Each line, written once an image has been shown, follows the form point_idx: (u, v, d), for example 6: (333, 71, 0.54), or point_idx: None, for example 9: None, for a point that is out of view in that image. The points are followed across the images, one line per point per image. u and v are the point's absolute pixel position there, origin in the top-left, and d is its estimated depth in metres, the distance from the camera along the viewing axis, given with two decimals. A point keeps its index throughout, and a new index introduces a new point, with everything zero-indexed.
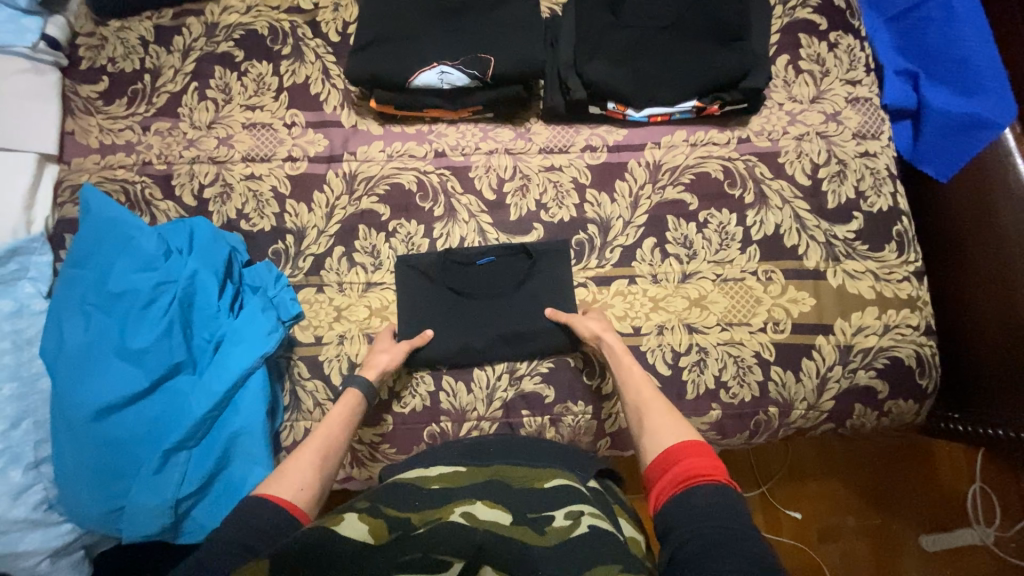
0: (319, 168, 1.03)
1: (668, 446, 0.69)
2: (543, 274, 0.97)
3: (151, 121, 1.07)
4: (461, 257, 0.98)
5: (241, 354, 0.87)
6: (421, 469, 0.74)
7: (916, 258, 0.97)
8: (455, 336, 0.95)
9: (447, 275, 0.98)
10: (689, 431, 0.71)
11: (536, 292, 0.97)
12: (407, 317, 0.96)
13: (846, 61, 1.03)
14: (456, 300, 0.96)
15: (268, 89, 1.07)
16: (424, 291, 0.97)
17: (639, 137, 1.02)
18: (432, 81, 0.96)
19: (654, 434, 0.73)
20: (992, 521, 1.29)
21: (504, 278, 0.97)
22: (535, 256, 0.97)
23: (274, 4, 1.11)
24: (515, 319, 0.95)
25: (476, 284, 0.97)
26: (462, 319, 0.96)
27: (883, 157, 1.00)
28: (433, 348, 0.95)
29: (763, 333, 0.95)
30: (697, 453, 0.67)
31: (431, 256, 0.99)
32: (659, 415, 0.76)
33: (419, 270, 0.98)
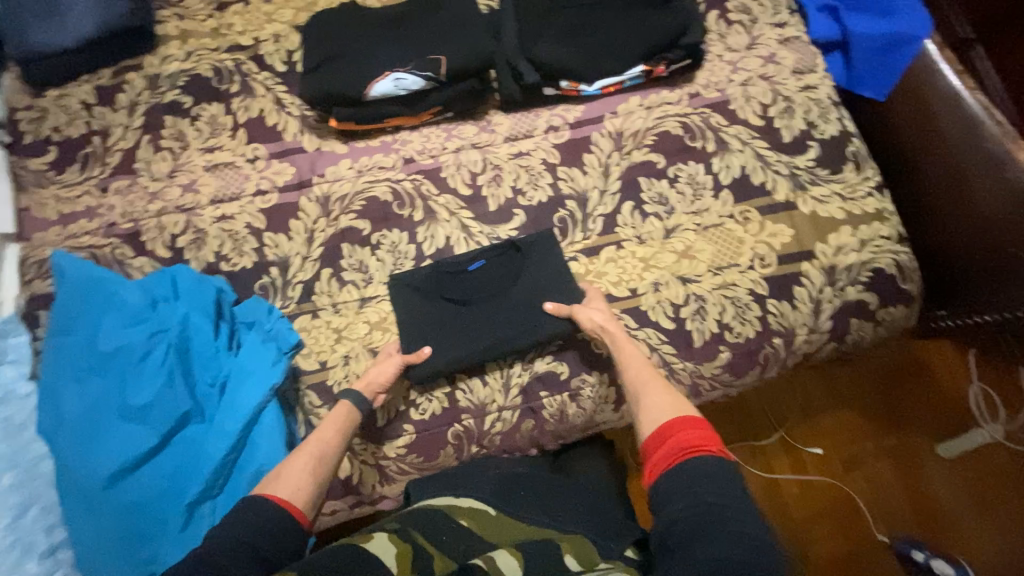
0: (291, 197, 1.03)
1: (665, 420, 0.71)
2: (532, 262, 0.98)
3: (109, 181, 1.05)
4: (451, 267, 0.98)
5: (248, 391, 0.84)
6: (449, 496, 0.76)
7: (874, 173, 1.03)
8: (457, 347, 0.94)
9: (440, 287, 0.97)
10: (689, 407, 0.73)
11: (529, 290, 0.97)
12: (408, 331, 0.95)
13: (770, 7, 1.10)
14: (453, 309, 0.96)
15: (224, 128, 1.06)
16: (419, 307, 0.97)
17: (597, 110, 1.05)
18: (387, 89, 0.96)
19: (652, 409, 0.74)
20: (997, 416, 1.35)
21: (499, 279, 0.98)
22: (522, 249, 0.98)
23: (214, 46, 1.11)
24: (513, 318, 0.95)
25: (469, 290, 0.97)
26: (461, 325, 0.95)
27: (823, 87, 1.06)
28: (434, 359, 0.93)
29: (753, 270, 0.98)
30: (696, 426, 0.69)
31: (422, 271, 0.98)
32: (655, 392, 0.77)
33: (411, 288, 0.98)
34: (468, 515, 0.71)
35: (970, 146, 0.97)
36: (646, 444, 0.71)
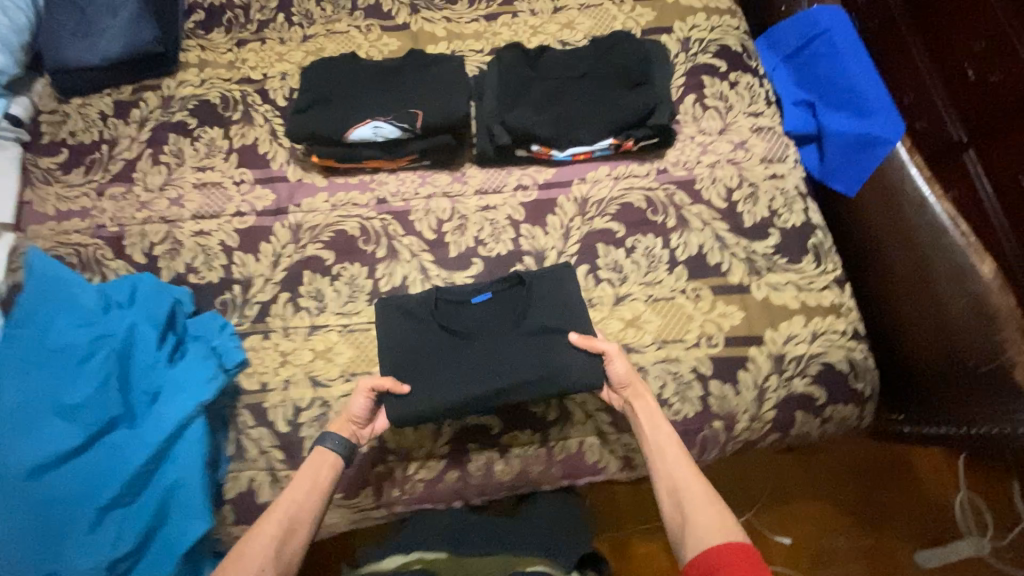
0: (266, 221, 1.09)
1: (711, 545, 0.73)
2: (541, 294, 0.96)
3: (107, 187, 1.13)
4: (454, 299, 0.98)
5: (178, 403, 0.87)
6: (403, 553, 0.90)
7: (833, 267, 1.03)
8: (453, 385, 0.89)
9: (439, 315, 0.95)
10: (733, 525, 0.75)
11: (540, 327, 0.92)
12: (391, 362, 0.92)
13: (746, 96, 1.15)
14: (452, 342, 0.93)
15: (219, 151, 1.14)
16: (413, 335, 0.94)
17: (566, 174, 1.10)
18: (366, 135, 1.02)
19: (698, 526, 0.75)
20: (985, 529, 1.26)
21: (504, 313, 0.96)
22: (530, 281, 0.97)
23: (227, 77, 1.21)
24: (521, 356, 0.90)
25: (471, 325, 0.95)
26: (463, 363, 0.91)
27: (791, 178, 1.09)
28: (416, 397, 0.89)
29: (698, 348, 0.98)
30: (739, 559, 0.71)
31: (418, 297, 0.97)
32: (699, 505, 0.77)
33: (402, 312, 0.95)
34: (421, 561, 0.89)
35: (937, 249, 0.96)
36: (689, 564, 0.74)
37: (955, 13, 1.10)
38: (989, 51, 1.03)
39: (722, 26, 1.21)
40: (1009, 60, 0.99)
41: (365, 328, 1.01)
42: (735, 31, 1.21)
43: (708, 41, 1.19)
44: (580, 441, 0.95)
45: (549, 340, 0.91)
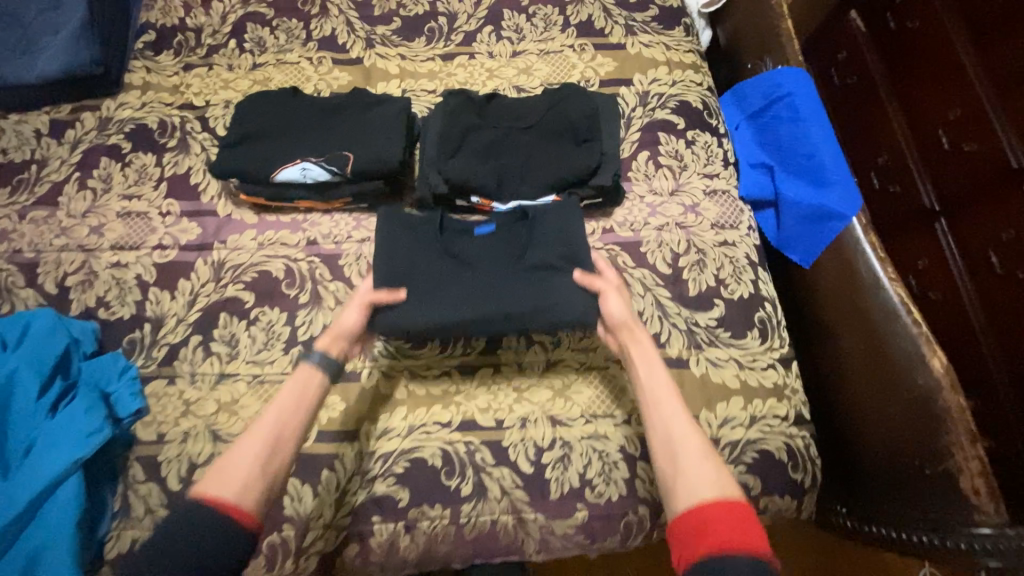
0: (188, 256, 1.03)
1: (708, 498, 0.65)
2: (546, 227, 0.93)
3: (29, 210, 1.08)
4: (457, 226, 0.96)
5: (54, 458, 0.80)
6: None
7: (779, 344, 0.98)
8: (447, 307, 0.87)
9: (442, 238, 0.93)
10: (734, 486, 0.66)
11: (543, 261, 0.90)
12: (385, 272, 0.88)
13: (702, 156, 1.11)
14: (451, 263, 0.90)
15: (150, 179, 1.09)
16: (413, 249, 0.91)
17: None
18: (294, 176, 0.97)
19: (692, 479, 0.67)
20: None
21: (507, 244, 0.93)
22: (537, 214, 0.94)
23: (168, 101, 1.17)
24: (518, 290, 0.88)
25: (474, 251, 0.92)
26: (461, 285, 0.89)
27: (742, 246, 1.04)
28: (410, 312, 0.87)
29: (628, 426, 0.92)
30: (740, 518, 0.62)
31: (422, 216, 0.95)
32: (695, 457, 0.70)
33: (405, 228, 0.93)
34: None
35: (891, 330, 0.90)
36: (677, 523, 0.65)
37: (931, 81, 1.07)
38: (965, 121, 0.99)
39: (684, 81, 1.17)
40: (984, 133, 0.96)
41: (277, 380, 0.95)
42: (697, 87, 1.17)
43: (668, 96, 1.16)
44: (493, 521, 0.88)
45: (548, 278, 0.89)
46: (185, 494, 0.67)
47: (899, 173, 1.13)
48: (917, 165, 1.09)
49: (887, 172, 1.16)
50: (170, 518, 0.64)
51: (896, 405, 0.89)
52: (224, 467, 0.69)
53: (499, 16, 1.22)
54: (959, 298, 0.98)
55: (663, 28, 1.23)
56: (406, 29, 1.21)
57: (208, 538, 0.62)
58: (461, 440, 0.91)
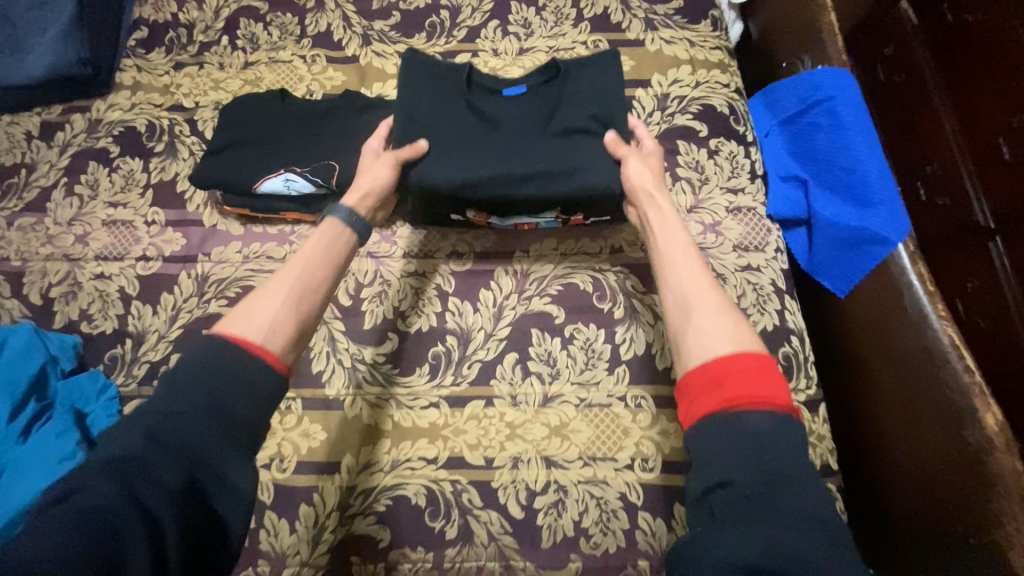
0: (172, 268, 0.99)
1: (729, 351, 0.64)
2: (574, 91, 0.90)
3: (17, 216, 1.05)
4: (486, 86, 0.94)
5: (25, 484, 0.77)
6: None
7: (805, 385, 0.88)
8: (469, 159, 0.85)
9: (469, 96, 0.91)
10: (753, 339, 0.66)
11: (570, 124, 0.87)
12: (411, 120, 0.87)
13: (727, 168, 1.00)
14: (475, 120, 0.89)
15: (136, 185, 1.05)
16: (440, 102, 0.89)
17: (508, 245, 0.98)
18: (277, 187, 0.91)
19: (710, 332, 0.67)
20: None
21: (534, 108, 0.92)
22: (566, 78, 0.92)
23: (158, 102, 1.12)
24: (545, 152, 0.86)
25: (500, 112, 0.91)
26: (486, 142, 0.87)
27: (768, 271, 0.93)
28: (433, 158, 0.85)
29: (630, 471, 0.84)
30: (759, 367, 0.62)
31: (451, 70, 0.92)
32: (713, 312, 0.70)
33: (432, 82, 0.91)
34: None
35: (932, 370, 0.78)
36: (692, 375, 0.65)
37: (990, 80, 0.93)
38: None
39: (708, 82, 1.05)
40: None
41: None
42: (724, 89, 1.05)
43: (690, 99, 1.04)
44: (478, 568, 0.82)
45: (574, 145, 0.87)
46: (204, 334, 0.66)
47: (950, 184, 0.98)
48: (971, 176, 0.95)
49: (935, 182, 1.01)
50: (189, 351, 0.64)
51: (939, 459, 0.77)
52: (246, 312, 0.69)
53: (505, 10, 1.12)
54: (1014, 334, 0.84)
55: (688, 22, 1.10)
56: (405, 25, 1.13)
57: (235, 370, 0.63)
58: (447, 479, 0.85)
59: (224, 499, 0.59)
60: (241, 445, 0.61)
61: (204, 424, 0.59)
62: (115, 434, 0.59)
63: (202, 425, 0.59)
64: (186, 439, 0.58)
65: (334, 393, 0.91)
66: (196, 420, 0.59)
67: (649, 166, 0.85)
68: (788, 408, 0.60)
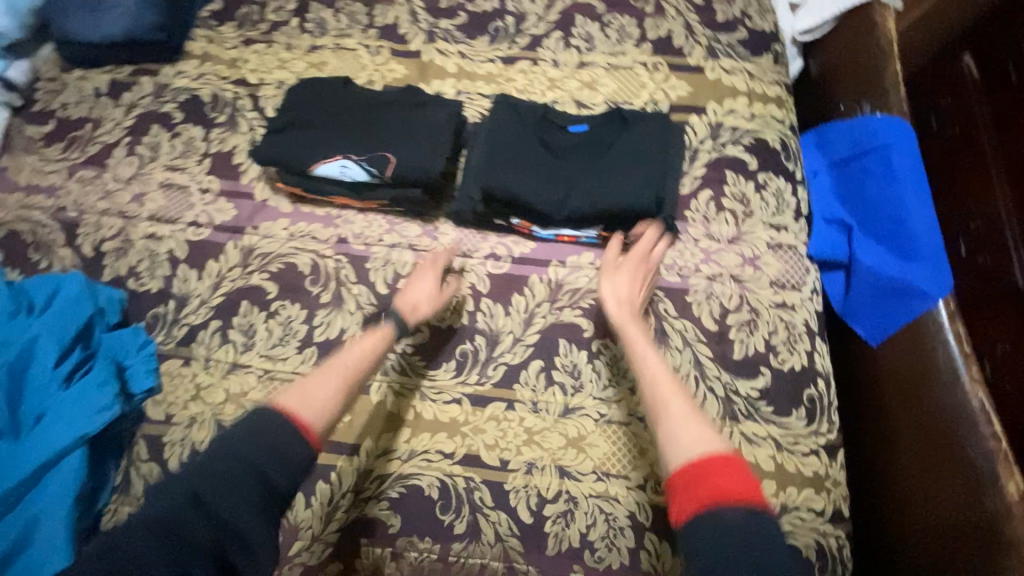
0: (220, 237, 1.02)
1: (695, 455, 0.65)
2: (638, 131, 0.95)
3: (79, 168, 1.10)
4: (557, 119, 0.99)
5: (63, 430, 0.82)
6: None
7: (827, 429, 0.87)
8: (533, 183, 0.91)
9: (541, 128, 0.97)
10: (721, 441, 0.67)
11: (629, 160, 0.93)
12: (487, 144, 0.94)
13: (772, 204, 1.00)
14: (542, 148, 0.95)
15: (195, 152, 1.09)
16: (514, 129, 0.96)
17: (545, 253, 0.99)
18: (333, 172, 0.94)
19: (677, 437, 0.68)
20: None
21: (599, 141, 0.96)
22: (632, 121, 0.97)
23: (223, 75, 1.15)
24: (603, 183, 0.91)
25: (568, 142, 0.96)
26: (549, 168, 0.93)
27: (801, 310, 0.93)
28: (499, 177, 0.92)
29: (642, 492, 0.85)
30: (730, 470, 0.63)
31: (529, 104, 1.00)
32: (680, 416, 0.71)
33: (513, 112, 0.98)
34: None
35: (957, 430, 0.78)
36: (672, 479, 0.65)
37: None
38: None
39: (763, 116, 1.06)
40: None
41: (286, 379, 0.93)
42: (777, 124, 1.05)
43: (743, 131, 1.05)
44: (482, 566, 0.84)
45: (632, 179, 0.91)
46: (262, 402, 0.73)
47: (992, 244, 0.96)
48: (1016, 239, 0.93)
49: (978, 239, 0.99)
50: (241, 423, 0.70)
51: (951, 518, 0.76)
52: (302, 393, 0.74)
53: (570, 22, 1.14)
54: None
55: (750, 54, 1.11)
56: (470, 26, 1.15)
57: (283, 446, 0.68)
58: (461, 475, 0.87)
59: (246, 561, 0.64)
60: (269, 512, 0.66)
61: (239, 493, 0.65)
62: (157, 491, 0.65)
63: (240, 488, 0.65)
64: (225, 508, 0.63)
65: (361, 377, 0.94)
66: (238, 491, 0.64)
67: (627, 271, 0.89)
68: (761, 505, 0.61)
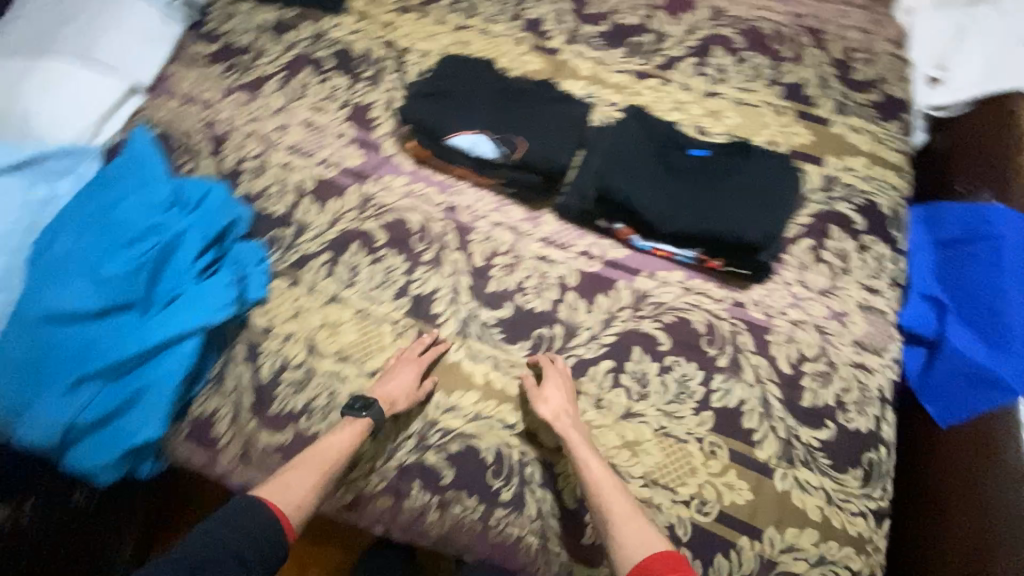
0: (345, 179, 1.11)
1: (639, 559, 0.75)
2: (758, 168, 0.99)
3: (234, 90, 1.22)
4: (680, 139, 1.03)
5: (187, 315, 0.92)
6: None
7: (880, 495, 0.88)
8: (648, 194, 0.97)
9: (663, 145, 1.02)
10: (660, 540, 0.77)
11: (743, 192, 0.96)
12: (612, 149, 1.00)
13: (871, 266, 1.01)
14: (662, 164, 1.00)
15: (338, 99, 1.19)
16: (639, 141, 1.02)
17: (637, 262, 1.03)
18: (466, 144, 1.03)
19: (625, 539, 0.77)
20: None
21: (717, 168, 1.00)
22: (752, 157, 1.01)
23: (376, 35, 1.25)
24: (714, 208, 0.95)
25: (687, 163, 1.00)
26: (665, 183, 0.98)
27: (878, 375, 0.94)
28: (617, 181, 0.97)
29: (685, 507, 0.88)
30: (670, 564, 0.74)
31: (657, 122, 1.05)
32: (625, 518, 0.79)
33: (641, 126, 1.04)
34: None
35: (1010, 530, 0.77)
36: None
37: None
38: None
39: (879, 181, 1.06)
40: None
41: (378, 321, 1.01)
42: (892, 192, 1.06)
43: (856, 190, 1.06)
44: (519, 535, 0.90)
45: (743, 210, 0.95)
46: (233, 495, 0.79)
47: None
48: None
49: None
50: (214, 517, 0.76)
51: None
52: (276, 486, 0.81)
53: (707, 51, 1.18)
54: None
55: (879, 118, 1.11)
56: (611, 36, 1.20)
57: (263, 536, 0.75)
58: (517, 448, 0.93)
59: None
60: None
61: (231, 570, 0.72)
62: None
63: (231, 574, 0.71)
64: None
65: (444, 335, 1.00)
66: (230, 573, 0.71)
67: (553, 380, 0.92)
68: None
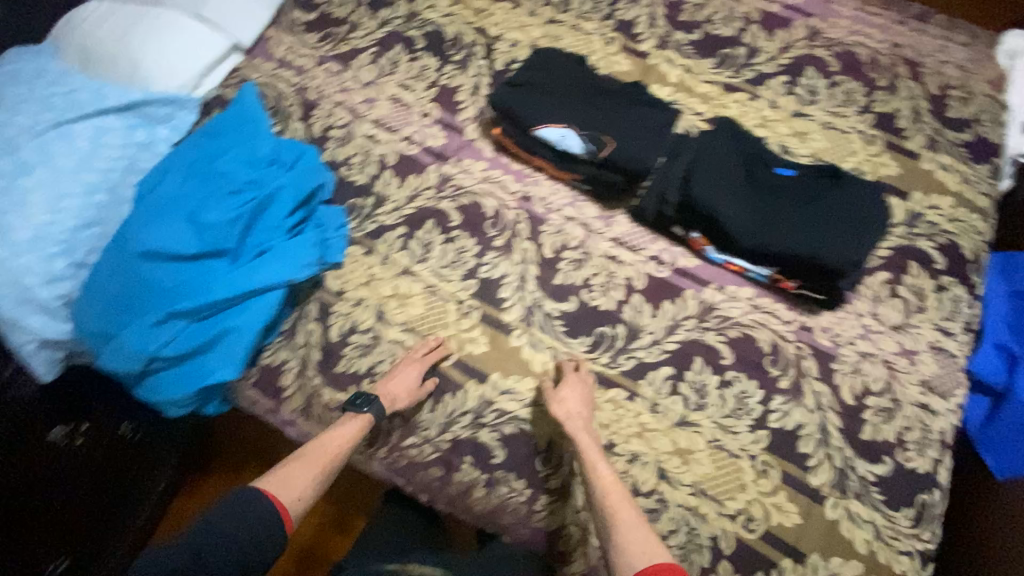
0: (425, 158, 1.14)
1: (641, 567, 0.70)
2: (846, 194, 0.98)
3: (327, 60, 1.26)
4: (767, 156, 1.03)
5: (272, 270, 0.97)
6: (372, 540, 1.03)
7: (931, 538, 0.87)
8: (730, 206, 0.96)
9: (750, 160, 1.02)
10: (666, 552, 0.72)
11: (829, 216, 0.95)
12: (698, 158, 1.01)
13: (947, 308, 0.99)
14: (747, 179, 1.00)
15: (426, 79, 1.21)
16: (726, 153, 1.01)
17: (707, 274, 1.03)
18: (552, 136, 1.04)
19: (629, 545, 0.73)
20: None
21: (803, 189, 0.99)
22: (841, 182, 1.00)
23: (468, 20, 1.27)
24: (796, 228, 0.94)
25: (772, 180, 1.00)
26: (748, 198, 0.97)
27: (942, 418, 0.92)
28: (700, 189, 0.97)
29: (731, 521, 0.89)
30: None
31: (745, 137, 1.05)
32: (630, 525, 0.76)
33: (729, 139, 1.04)
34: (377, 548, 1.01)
35: None
36: None
37: None
38: None
39: (965, 223, 1.04)
40: None
41: (445, 298, 1.04)
42: (977, 235, 1.03)
43: (940, 229, 1.04)
44: (562, 523, 0.92)
45: (827, 234, 0.93)
46: (237, 486, 0.76)
47: None
48: None
49: None
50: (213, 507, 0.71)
51: None
52: (280, 476, 0.79)
53: (800, 71, 1.17)
54: None
55: (971, 159, 1.09)
56: (703, 46, 1.20)
57: (264, 527, 0.71)
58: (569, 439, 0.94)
59: None
60: None
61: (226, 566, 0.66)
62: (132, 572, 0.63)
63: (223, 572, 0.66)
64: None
65: (508, 320, 1.02)
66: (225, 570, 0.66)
67: (575, 393, 0.93)
68: None
